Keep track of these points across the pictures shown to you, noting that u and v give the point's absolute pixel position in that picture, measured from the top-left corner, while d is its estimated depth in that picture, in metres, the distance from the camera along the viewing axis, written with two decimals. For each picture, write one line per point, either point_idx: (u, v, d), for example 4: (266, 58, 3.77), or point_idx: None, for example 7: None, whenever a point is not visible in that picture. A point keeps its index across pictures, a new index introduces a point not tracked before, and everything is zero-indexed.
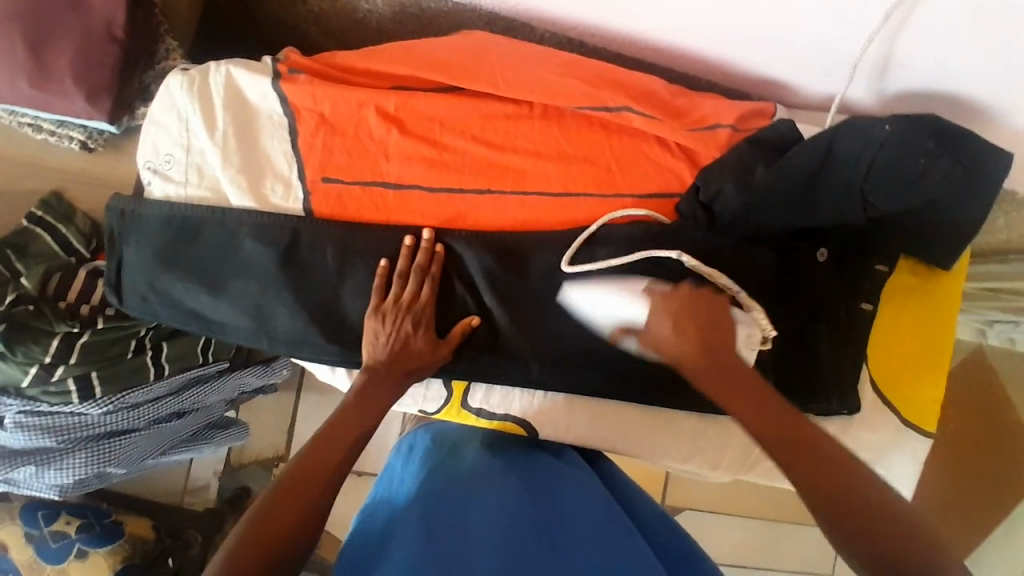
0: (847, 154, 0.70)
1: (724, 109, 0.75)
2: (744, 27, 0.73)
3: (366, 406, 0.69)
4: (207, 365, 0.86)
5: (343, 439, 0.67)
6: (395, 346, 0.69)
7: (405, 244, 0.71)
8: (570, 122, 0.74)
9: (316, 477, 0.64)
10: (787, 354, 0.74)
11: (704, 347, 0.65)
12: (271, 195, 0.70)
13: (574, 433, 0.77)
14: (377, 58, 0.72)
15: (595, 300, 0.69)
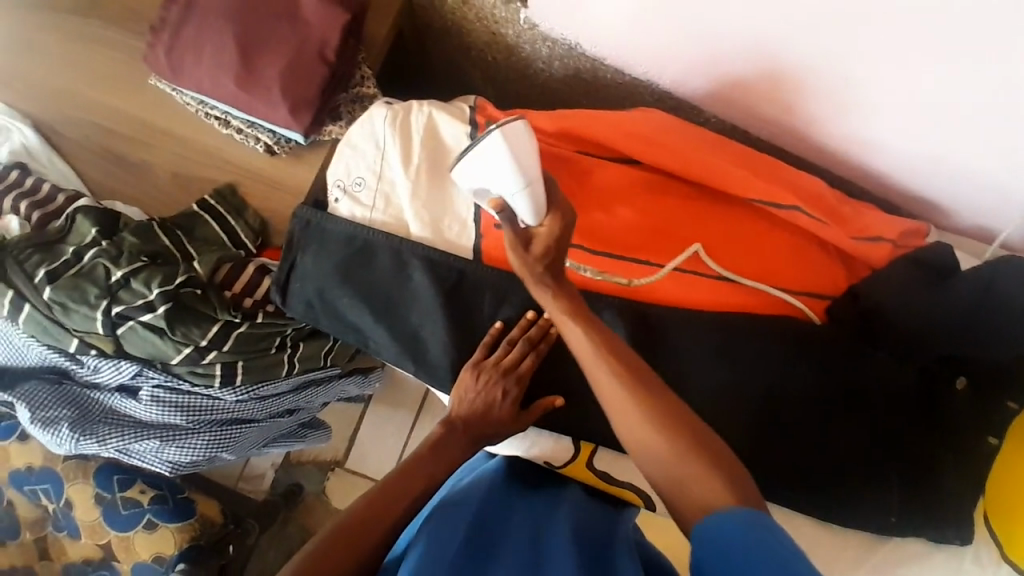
0: (1009, 293, 0.72)
1: (888, 224, 0.77)
2: (919, 154, 0.76)
3: (437, 457, 0.70)
4: (324, 369, 0.89)
5: (395, 492, 0.67)
6: (481, 406, 0.71)
7: (526, 316, 0.71)
8: (737, 210, 0.77)
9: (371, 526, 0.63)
10: (915, 475, 0.74)
11: (556, 254, 0.60)
12: (447, 231, 0.73)
13: None
14: (569, 121, 0.76)
15: (493, 168, 0.58)
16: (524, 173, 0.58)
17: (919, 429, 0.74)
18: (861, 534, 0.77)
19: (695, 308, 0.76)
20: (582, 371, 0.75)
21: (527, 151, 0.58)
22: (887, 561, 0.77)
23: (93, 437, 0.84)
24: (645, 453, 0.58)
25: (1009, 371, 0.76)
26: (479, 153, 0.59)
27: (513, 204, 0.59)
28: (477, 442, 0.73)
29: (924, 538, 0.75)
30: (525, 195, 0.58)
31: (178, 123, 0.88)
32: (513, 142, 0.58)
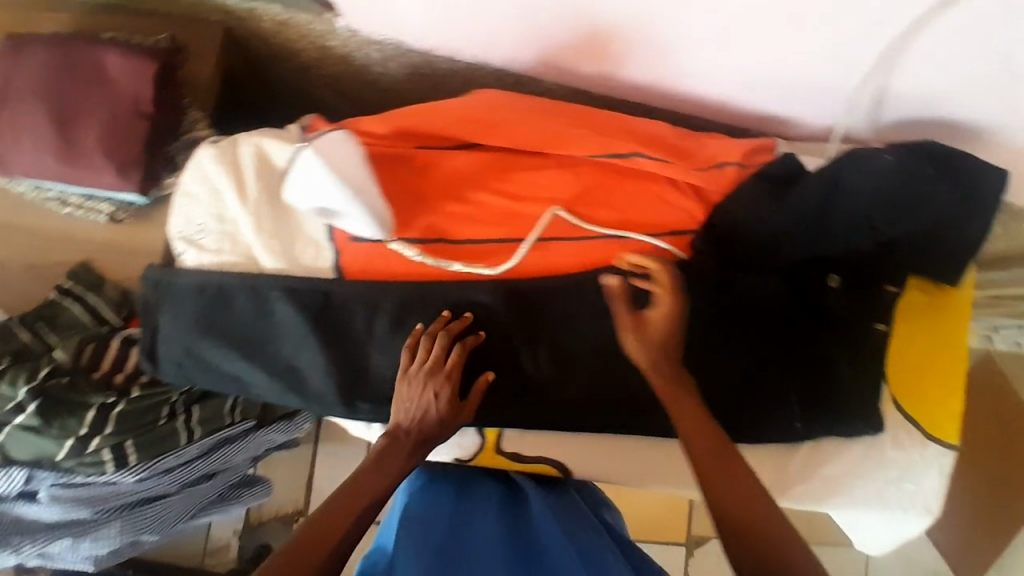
0: (854, 186, 0.72)
1: (730, 147, 0.79)
2: (747, 74, 0.77)
3: (383, 469, 0.69)
4: (234, 425, 0.86)
5: (344, 508, 0.66)
6: (418, 414, 0.69)
7: (443, 314, 0.71)
8: (584, 170, 0.77)
9: (318, 545, 0.62)
10: (812, 380, 0.75)
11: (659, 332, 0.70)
12: (302, 256, 0.72)
13: (605, 471, 0.81)
14: (398, 119, 0.73)
15: (324, 189, 0.64)
16: (355, 185, 0.65)
17: (808, 334, 0.76)
18: (774, 447, 0.79)
19: (567, 272, 0.76)
20: (472, 360, 0.74)
21: (349, 166, 0.66)
22: (806, 465, 0.79)
23: (6, 549, 0.80)
24: (732, 519, 0.62)
25: (879, 258, 0.78)
26: (308, 179, 0.65)
27: (353, 216, 0.66)
28: (424, 448, 0.70)
29: (835, 435, 0.78)
30: (362, 205, 0.66)
31: (16, 213, 0.84)
32: (335, 162, 0.65)
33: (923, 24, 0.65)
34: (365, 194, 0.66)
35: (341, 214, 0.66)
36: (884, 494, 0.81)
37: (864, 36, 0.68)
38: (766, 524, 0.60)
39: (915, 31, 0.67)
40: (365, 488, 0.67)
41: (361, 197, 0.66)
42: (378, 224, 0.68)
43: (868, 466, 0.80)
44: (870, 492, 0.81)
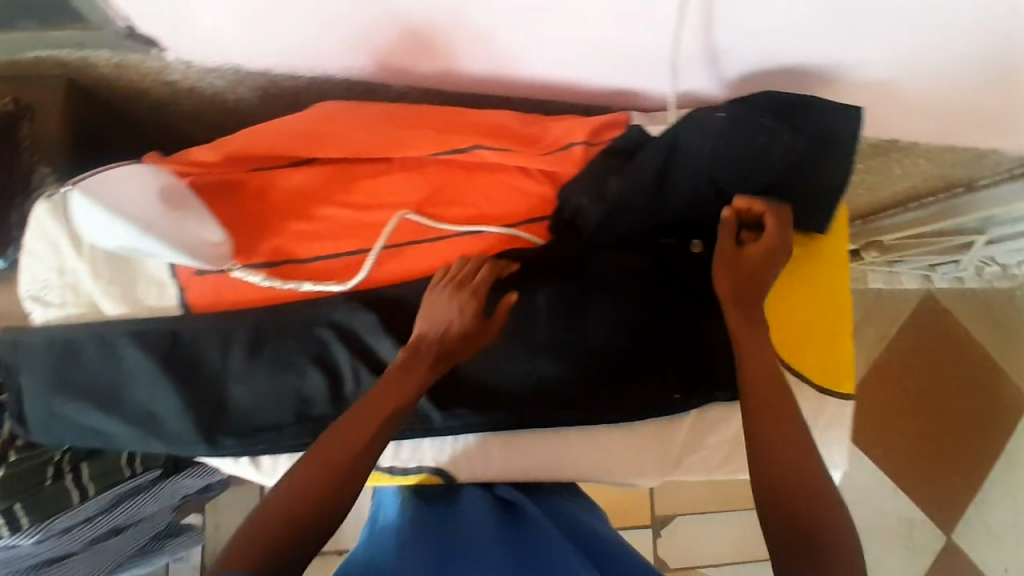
0: (691, 148, 0.73)
1: (575, 127, 0.78)
2: (576, 51, 0.76)
3: (403, 382, 0.64)
4: (136, 477, 0.88)
5: (370, 433, 0.62)
6: (441, 330, 0.66)
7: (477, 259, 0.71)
8: (430, 170, 0.76)
9: (319, 489, 0.60)
10: (682, 347, 0.76)
11: (750, 266, 0.68)
12: (145, 298, 0.72)
13: (516, 468, 0.77)
14: (231, 145, 0.72)
15: (110, 230, 0.62)
16: (143, 220, 0.62)
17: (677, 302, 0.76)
18: (657, 423, 0.77)
19: (425, 275, 0.74)
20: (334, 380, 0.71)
21: (132, 202, 0.62)
22: (698, 436, 0.77)
23: None
24: (783, 474, 0.61)
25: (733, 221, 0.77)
26: (92, 223, 0.62)
27: (154, 251, 0.63)
28: (444, 364, 0.66)
29: (717, 402, 0.77)
30: (157, 239, 0.63)
31: None
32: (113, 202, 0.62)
33: None
34: (160, 226, 0.63)
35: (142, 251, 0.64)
36: None
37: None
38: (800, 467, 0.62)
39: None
40: (382, 394, 0.63)
41: (154, 231, 0.63)
42: (185, 254, 0.65)
43: None
44: None
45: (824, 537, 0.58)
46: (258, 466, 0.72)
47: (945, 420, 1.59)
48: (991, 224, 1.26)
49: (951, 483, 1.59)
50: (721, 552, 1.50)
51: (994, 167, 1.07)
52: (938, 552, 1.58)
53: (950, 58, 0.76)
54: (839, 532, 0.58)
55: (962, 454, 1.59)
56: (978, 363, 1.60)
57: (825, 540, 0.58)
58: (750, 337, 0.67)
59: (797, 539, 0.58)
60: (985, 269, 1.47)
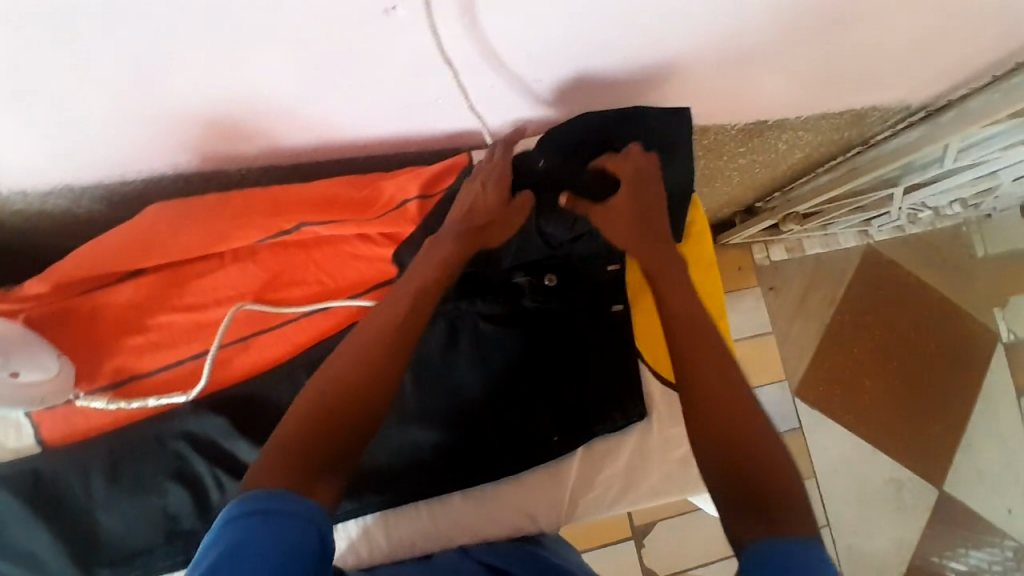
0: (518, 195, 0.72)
1: (408, 180, 0.75)
2: (389, 109, 0.74)
3: (434, 260, 0.65)
4: None
5: (391, 317, 0.61)
6: (468, 207, 0.67)
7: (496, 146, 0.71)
8: (264, 255, 0.74)
9: (354, 382, 0.56)
10: (551, 386, 0.75)
11: (648, 222, 0.69)
12: (5, 439, 0.69)
13: (427, 528, 0.72)
14: (54, 273, 0.70)
15: None
16: None
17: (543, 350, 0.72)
18: (539, 470, 0.75)
19: (273, 364, 0.73)
20: (200, 491, 0.70)
21: None
22: (589, 472, 0.75)
23: None
24: (711, 397, 0.59)
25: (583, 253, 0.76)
26: None
27: None
28: (482, 236, 0.67)
29: (601, 434, 0.75)
30: None
31: None
32: None
33: (491, 27, 0.62)
34: None
35: None
36: (687, 475, 0.76)
37: (453, 49, 0.64)
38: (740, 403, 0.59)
39: (491, 35, 0.63)
40: (412, 279, 0.64)
41: None
42: None
43: (653, 452, 0.76)
44: (672, 477, 0.76)
45: (772, 493, 0.53)
46: None
47: (914, 372, 1.55)
48: (906, 175, 1.22)
49: (932, 434, 1.55)
50: (700, 553, 1.43)
51: (884, 122, 1.04)
52: (932, 509, 1.53)
53: (769, 42, 0.73)
54: (786, 483, 0.54)
55: (936, 404, 1.56)
56: (933, 307, 1.58)
57: (773, 496, 0.53)
58: (653, 260, 0.68)
59: (747, 492, 0.54)
60: (919, 215, 1.45)
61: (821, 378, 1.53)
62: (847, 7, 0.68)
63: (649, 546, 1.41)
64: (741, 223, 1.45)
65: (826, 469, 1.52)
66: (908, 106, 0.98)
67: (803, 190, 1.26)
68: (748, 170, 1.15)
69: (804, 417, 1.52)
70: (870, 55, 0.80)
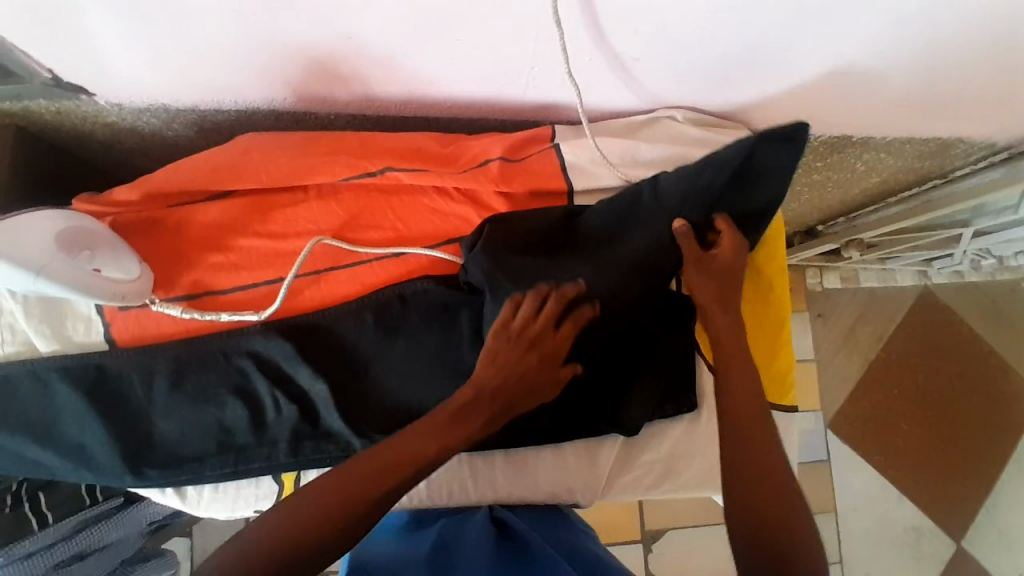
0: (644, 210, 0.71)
1: (493, 144, 0.78)
2: (483, 70, 0.76)
3: (460, 425, 0.61)
4: (100, 504, 0.93)
5: (378, 465, 0.60)
6: (496, 365, 0.62)
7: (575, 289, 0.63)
8: (347, 195, 0.76)
9: (323, 506, 0.58)
10: (614, 365, 0.72)
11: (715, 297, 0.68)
12: (73, 334, 0.72)
13: (462, 486, 0.74)
14: (147, 183, 0.74)
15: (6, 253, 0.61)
16: (48, 259, 0.62)
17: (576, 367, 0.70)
18: (580, 444, 0.74)
19: (339, 303, 0.74)
20: (257, 408, 0.72)
21: (39, 242, 0.63)
22: (630, 452, 0.75)
23: None
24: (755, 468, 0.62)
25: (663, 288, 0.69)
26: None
27: (39, 284, 0.62)
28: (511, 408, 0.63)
29: (658, 417, 0.74)
30: (56, 276, 0.62)
31: None
32: (19, 236, 0.62)
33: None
34: (59, 265, 0.63)
35: (23, 282, 0.62)
36: None
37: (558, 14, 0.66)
38: (771, 460, 0.63)
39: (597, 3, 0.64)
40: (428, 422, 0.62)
41: (51, 272, 0.62)
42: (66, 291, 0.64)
43: (701, 444, 0.75)
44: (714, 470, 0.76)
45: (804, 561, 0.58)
46: (184, 497, 0.74)
47: (950, 421, 1.52)
48: (975, 217, 1.21)
49: (963, 485, 1.51)
50: (705, 566, 1.41)
51: (964, 156, 1.02)
52: (948, 561, 1.49)
53: (869, 52, 0.73)
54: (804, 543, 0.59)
55: (969, 457, 1.52)
56: (980, 359, 1.54)
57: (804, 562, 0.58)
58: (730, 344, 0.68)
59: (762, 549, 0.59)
60: (982, 262, 1.42)
61: (856, 414, 1.51)
62: (956, 22, 0.68)
63: (656, 552, 1.40)
64: (800, 244, 1.43)
65: (842, 504, 1.50)
66: (994, 144, 0.97)
67: (872, 218, 1.24)
68: (819, 187, 1.14)
69: (831, 449, 1.50)
70: (966, 81, 0.79)
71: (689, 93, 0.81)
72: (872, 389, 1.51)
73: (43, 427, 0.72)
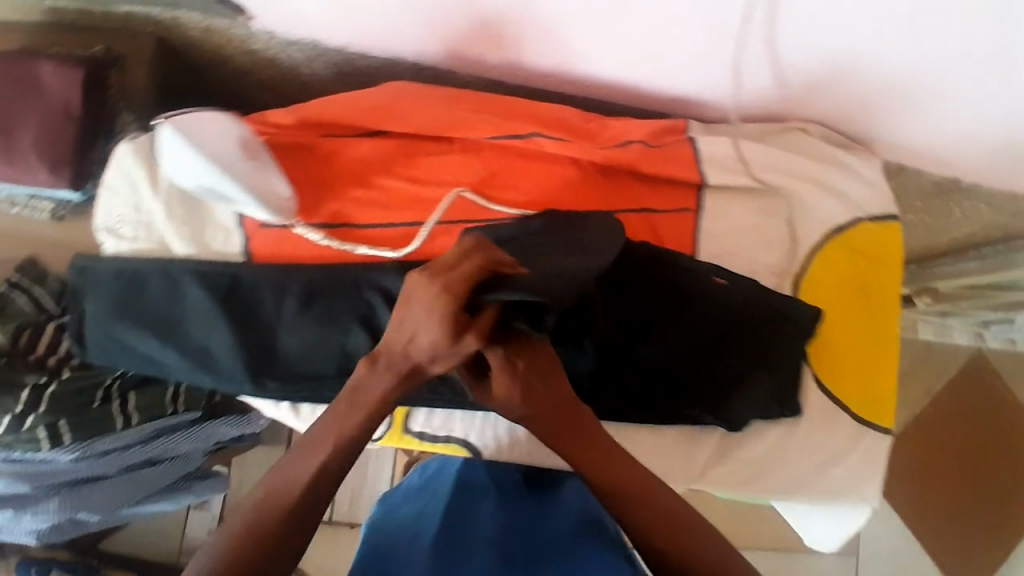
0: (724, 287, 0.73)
1: (636, 127, 0.80)
2: (638, 52, 0.77)
3: (358, 405, 0.60)
4: (179, 415, 0.92)
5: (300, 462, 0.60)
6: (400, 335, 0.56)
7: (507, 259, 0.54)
8: (488, 153, 0.79)
9: (262, 518, 0.58)
10: (730, 359, 0.73)
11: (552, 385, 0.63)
12: (212, 242, 0.75)
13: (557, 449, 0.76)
14: (303, 110, 0.77)
15: (199, 149, 0.68)
16: (232, 163, 0.69)
17: (690, 353, 0.73)
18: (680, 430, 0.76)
19: None
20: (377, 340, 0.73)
21: (228, 145, 0.70)
22: (729, 447, 0.76)
23: None
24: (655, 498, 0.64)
25: (734, 304, 0.72)
26: (185, 137, 0.68)
27: (215, 180, 0.68)
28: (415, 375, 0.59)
29: (762, 418, 0.75)
30: (234, 178, 0.69)
31: None
32: (211, 137, 0.69)
33: None
34: (239, 168, 0.69)
35: (205, 175, 0.68)
36: (817, 481, 0.78)
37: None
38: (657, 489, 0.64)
39: None
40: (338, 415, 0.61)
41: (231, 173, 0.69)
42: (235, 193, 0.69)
43: (798, 451, 0.77)
44: (804, 478, 0.77)
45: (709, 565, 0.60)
46: (297, 413, 0.76)
47: (990, 487, 1.51)
48: None
49: (991, 551, 1.49)
50: None
51: None
52: None
53: None
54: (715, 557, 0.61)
55: (1008, 528, 1.49)
56: None
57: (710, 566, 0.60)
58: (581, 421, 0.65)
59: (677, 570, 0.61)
60: None
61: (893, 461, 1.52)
62: None
63: None
64: None
65: (865, 547, 1.51)
66: None
67: (949, 269, 1.23)
68: (910, 229, 1.15)
69: None
70: None
71: (829, 109, 0.82)
72: (913, 440, 1.52)
73: (165, 328, 0.74)
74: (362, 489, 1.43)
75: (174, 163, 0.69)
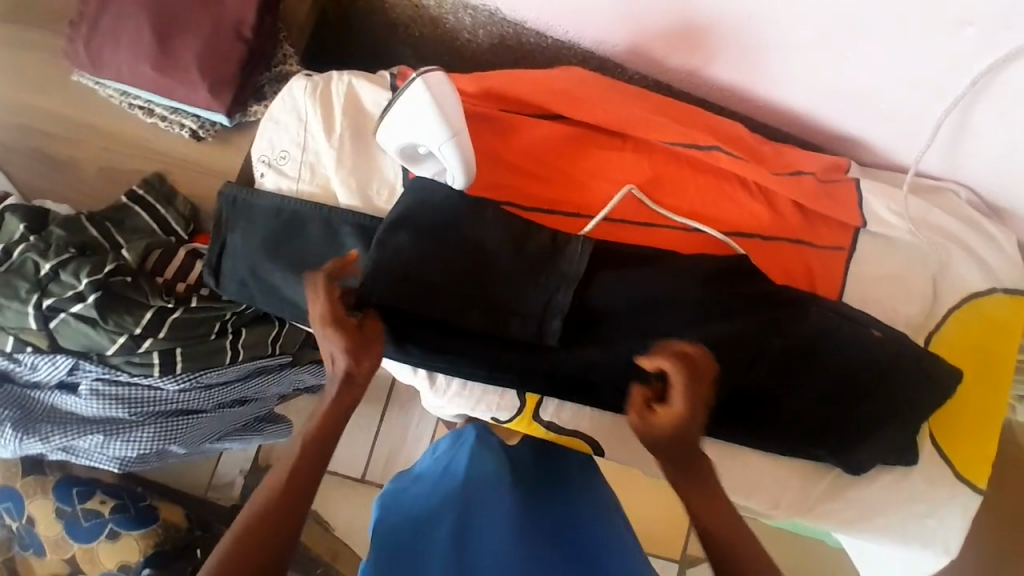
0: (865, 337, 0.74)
1: (806, 159, 0.81)
2: (830, 88, 0.76)
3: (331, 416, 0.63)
4: (273, 356, 0.87)
5: (304, 465, 0.61)
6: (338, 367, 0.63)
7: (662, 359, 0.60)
8: (660, 156, 0.78)
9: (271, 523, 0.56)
10: (870, 404, 0.75)
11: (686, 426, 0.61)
12: (375, 197, 0.73)
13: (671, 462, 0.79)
14: (490, 80, 0.76)
15: (428, 118, 0.64)
16: (459, 134, 0.64)
17: (834, 392, 0.74)
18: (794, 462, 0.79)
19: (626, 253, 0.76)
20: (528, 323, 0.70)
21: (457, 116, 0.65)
22: (837, 486, 0.80)
23: (35, 436, 0.81)
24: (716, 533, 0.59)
25: (886, 352, 0.74)
26: (418, 103, 0.64)
27: (440, 153, 0.65)
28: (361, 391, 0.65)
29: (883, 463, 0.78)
30: (459, 151, 0.65)
31: (100, 113, 0.86)
32: (442, 104, 0.64)
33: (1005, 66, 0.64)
34: (463, 142, 0.65)
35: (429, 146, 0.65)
36: (909, 528, 0.80)
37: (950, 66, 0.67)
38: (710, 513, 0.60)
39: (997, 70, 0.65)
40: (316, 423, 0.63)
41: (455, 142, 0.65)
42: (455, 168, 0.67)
43: (897, 496, 0.80)
44: (897, 523, 0.80)
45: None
46: (432, 384, 0.78)
47: None
48: None
49: None
50: None
51: None
52: None
53: None
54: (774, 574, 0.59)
55: None
56: None
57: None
58: (681, 466, 0.62)
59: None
60: None
61: None
62: None
63: None
64: None
65: None
66: None
67: None
68: None
69: None
70: None
71: None
72: None
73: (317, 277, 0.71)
74: (397, 453, 1.41)
75: (397, 127, 0.66)
